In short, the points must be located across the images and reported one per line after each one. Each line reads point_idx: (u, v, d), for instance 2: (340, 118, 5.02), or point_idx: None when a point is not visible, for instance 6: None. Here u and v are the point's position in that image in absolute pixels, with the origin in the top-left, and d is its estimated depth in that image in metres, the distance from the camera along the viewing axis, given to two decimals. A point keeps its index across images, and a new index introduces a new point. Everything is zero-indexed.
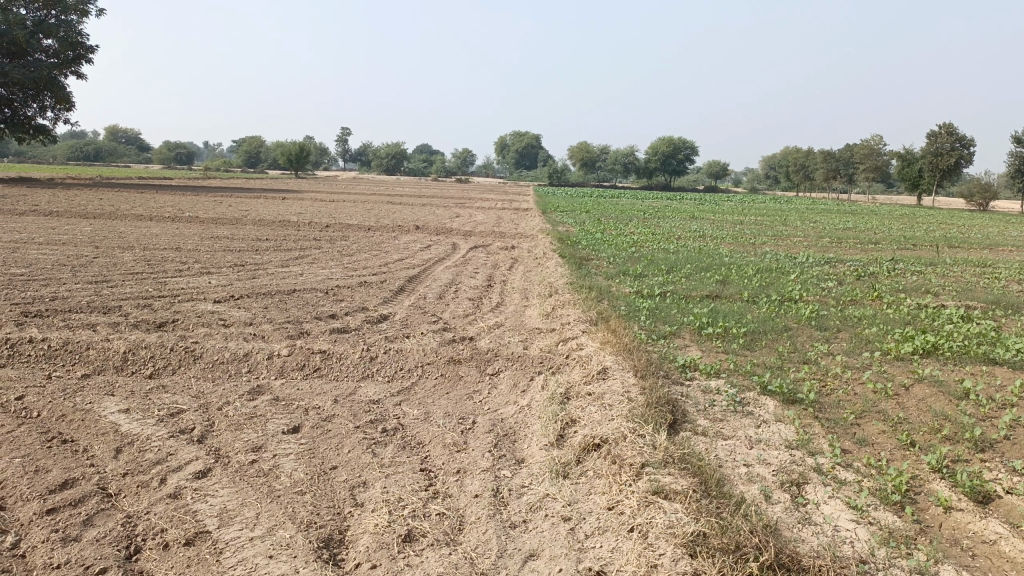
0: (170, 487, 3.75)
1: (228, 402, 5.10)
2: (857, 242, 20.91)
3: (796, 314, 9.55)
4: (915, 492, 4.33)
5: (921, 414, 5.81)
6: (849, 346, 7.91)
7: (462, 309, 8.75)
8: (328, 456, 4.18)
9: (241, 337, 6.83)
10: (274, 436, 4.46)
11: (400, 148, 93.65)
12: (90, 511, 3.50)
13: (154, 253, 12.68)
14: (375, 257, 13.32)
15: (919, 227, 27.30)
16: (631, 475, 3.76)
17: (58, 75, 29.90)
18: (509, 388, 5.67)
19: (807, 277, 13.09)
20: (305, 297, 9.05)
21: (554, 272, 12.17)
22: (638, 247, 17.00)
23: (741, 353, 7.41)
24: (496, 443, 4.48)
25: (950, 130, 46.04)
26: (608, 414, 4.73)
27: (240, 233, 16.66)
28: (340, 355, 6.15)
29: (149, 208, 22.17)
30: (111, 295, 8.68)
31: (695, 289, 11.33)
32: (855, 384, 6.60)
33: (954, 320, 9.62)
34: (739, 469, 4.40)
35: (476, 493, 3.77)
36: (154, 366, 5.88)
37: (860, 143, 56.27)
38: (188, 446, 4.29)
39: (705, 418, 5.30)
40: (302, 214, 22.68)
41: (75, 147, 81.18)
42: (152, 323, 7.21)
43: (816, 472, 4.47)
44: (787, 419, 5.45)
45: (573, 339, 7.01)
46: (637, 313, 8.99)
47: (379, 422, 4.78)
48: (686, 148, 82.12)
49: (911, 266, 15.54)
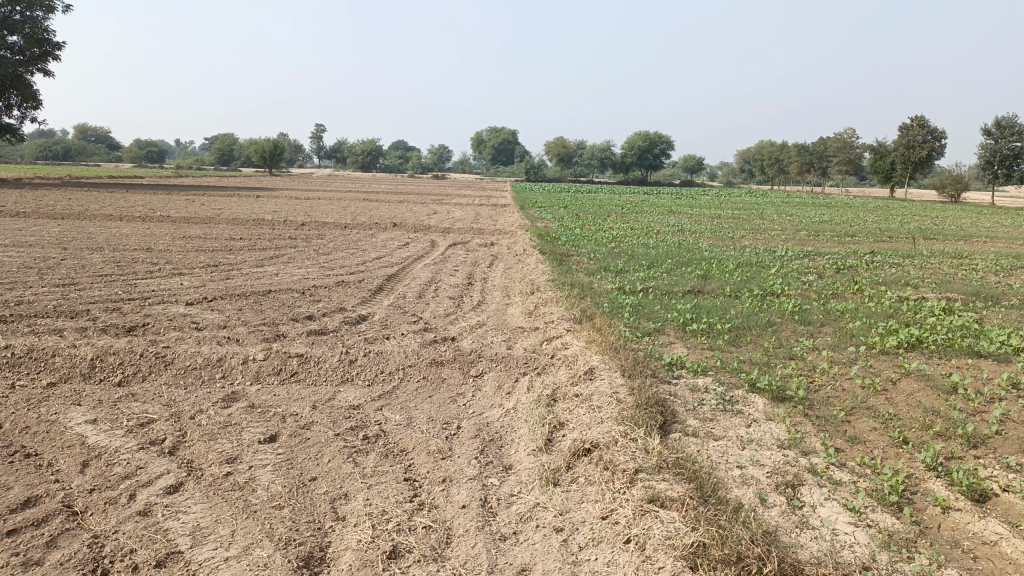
0: (140, 503, 3.55)
1: (201, 411, 4.88)
2: (834, 234, 20.97)
3: (779, 309, 9.48)
4: (912, 492, 4.23)
5: (911, 409, 5.74)
6: (834, 341, 7.85)
7: (443, 309, 8.57)
8: (308, 467, 3.99)
9: (214, 341, 6.61)
10: (250, 446, 4.26)
11: (375, 145, 93.04)
12: (54, 532, 3.29)
13: (124, 254, 12.36)
14: (353, 256, 13.09)
15: (893, 220, 27.45)
16: (624, 482, 3.62)
17: (24, 73, 29.26)
18: (494, 391, 5.51)
19: (788, 271, 13.06)
20: (281, 298, 8.82)
21: (535, 269, 12.02)
22: (618, 242, 16.91)
23: (727, 349, 7.31)
24: (482, 449, 4.32)
25: (921, 122, 46.53)
26: (597, 417, 4.59)
27: (213, 232, 16.33)
28: (319, 359, 5.96)
29: (119, 208, 21.70)
30: (79, 299, 8.40)
31: (677, 284, 11.24)
32: (843, 379, 6.52)
33: (936, 312, 9.60)
34: (733, 471, 4.28)
35: (463, 503, 3.61)
36: (123, 373, 5.65)
37: (834, 136, 56.73)
38: (158, 458, 4.08)
39: (695, 418, 5.18)
40: (277, 212, 22.33)
41: (43, 146, 79.78)
42: (122, 328, 6.97)
43: (810, 473, 4.37)
44: (779, 418, 5.34)
45: (557, 338, 6.87)
46: (621, 309, 8.87)
47: (359, 429, 4.59)
48: (662, 142, 82.36)
49: (889, 258, 15.58)
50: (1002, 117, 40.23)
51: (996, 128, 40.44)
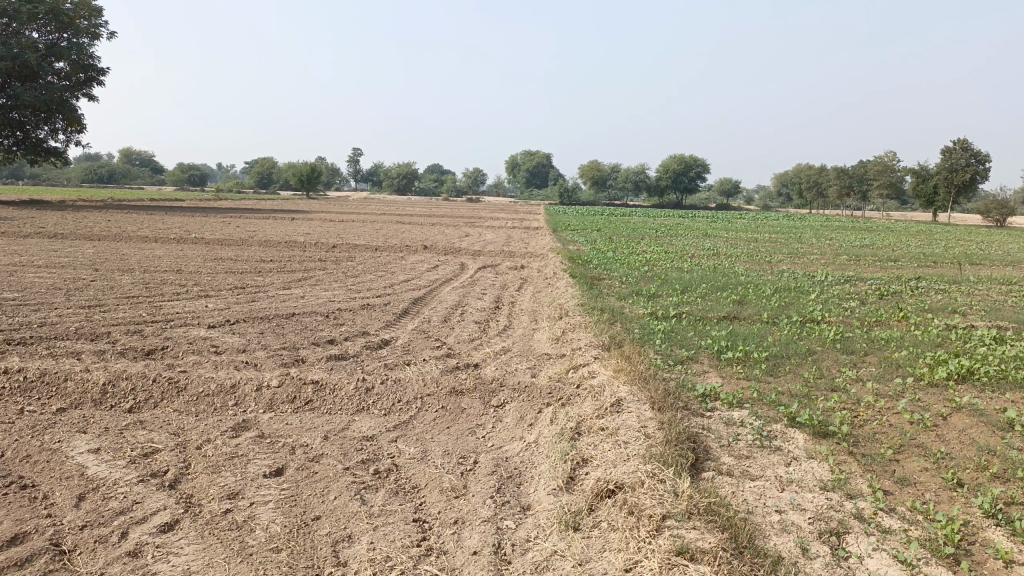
0: (131, 543, 3.33)
1: (208, 440, 4.67)
2: (875, 259, 20.37)
3: (820, 336, 9.07)
4: (970, 542, 3.83)
5: (964, 448, 5.32)
6: (879, 372, 7.43)
7: (467, 334, 8.32)
8: (312, 504, 3.75)
9: (231, 365, 6.43)
10: (254, 480, 4.03)
11: (411, 168, 93.82)
12: (37, 573, 3.08)
13: (153, 276, 12.35)
14: (381, 279, 12.93)
15: (937, 244, 26.62)
16: (650, 530, 3.31)
17: (69, 98, 29.92)
18: (515, 423, 5.23)
19: (828, 297, 12.60)
20: (304, 322, 8.65)
21: (565, 293, 11.73)
22: (650, 266, 16.56)
23: (764, 379, 6.94)
24: (499, 488, 4.04)
25: (964, 145, 45.48)
26: (623, 455, 4.28)
27: (244, 254, 16.34)
28: (335, 386, 5.73)
29: (156, 230, 21.90)
30: (102, 321, 8.31)
31: (712, 309, 10.86)
32: (890, 414, 6.12)
33: (987, 341, 9.10)
34: (771, 516, 3.95)
35: (474, 549, 3.34)
36: (135, 399, 5.48)
37: (873, 160, 55.74)
38: (156, 493, 3.86)
39: (729, 455, 4.85)
40: (309, 234, 22.36)
41: (89, 170, 81.82)
42: (140, 351, 6.83)
43: (856, 519, 4.01)
44: (821, 457, 4.97)
45: (584, 366, 6.57)
46: (652, 336, 8.53)
47: (371, 463, 4.34)
48: (698, 166, 81.86)
49: (934, 284, 15.01)
50: None
51: None
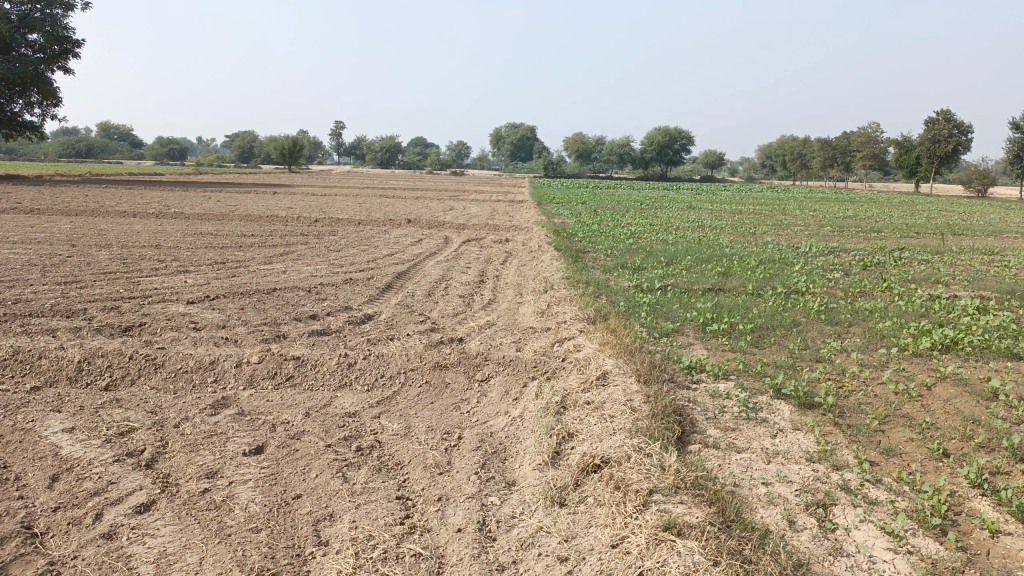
0: (105, 525, 3.25)
1: (186, 418, 4.58)
2: (859, 230, 20.43)
3: (804, 308, 9.05)
4: (957, 513, 3.82)
5: (949, 418, 5.31)
6: (863, 342, 7.43)
7: (451, 308, 8.23)
8: (292, 483, 3.67)
9: (211, 342, 6.31)
10: (233, 459, 3.95)
11: (394, 142, 92.99)
12: (7, 558, 2.99)
13: (132, 251, 12.14)
14: (364, 253, 12.79)
15: (920, 215, 26.71)
16: (637, 505, 3.26)
17: (44, 71, 29.29)
18: (500, 397, 5.17)
19: (813, 268, 12.59)
20: (285, 297, 8.53)
21: (550, 266, 11.64)
22: (635, 238, 16.50)
23: (749, 351, 6.92)
24: (483, 463, 3.98)
25: (947, 116, 45.54)
26: (609, 429, 4.23)
27: (225, 229, 16.11)
28: (316, 362, 5.64)
29: (135, 205, 21.54)
30: (79, 297, 8.16)
31: (697, 281, 10.83)
32: (875, 384, 6.12)
33: (970, 311, 9.12)
34: (758, 489, 3.91)
35: (458, 526, 3.28)
36: (111, 377, 5.37)
37: (857, 131, 55.78)
38: (132, 473, 3.77)
39: (715, 427, 4.81)
40: (291, 209, 22.10)
41: (67, 144, 80.59)
42: (117, 328, 6.70)
43: (843, 491, 3.99)
44: (807, 428, 4.95)
45: (569, 339, 6.51)
46: (637, 308, 8.49)
47: (353, 440, 4.26)
48: (682, 137, 81.71)
49: (917, 254, 15.06)
50: None
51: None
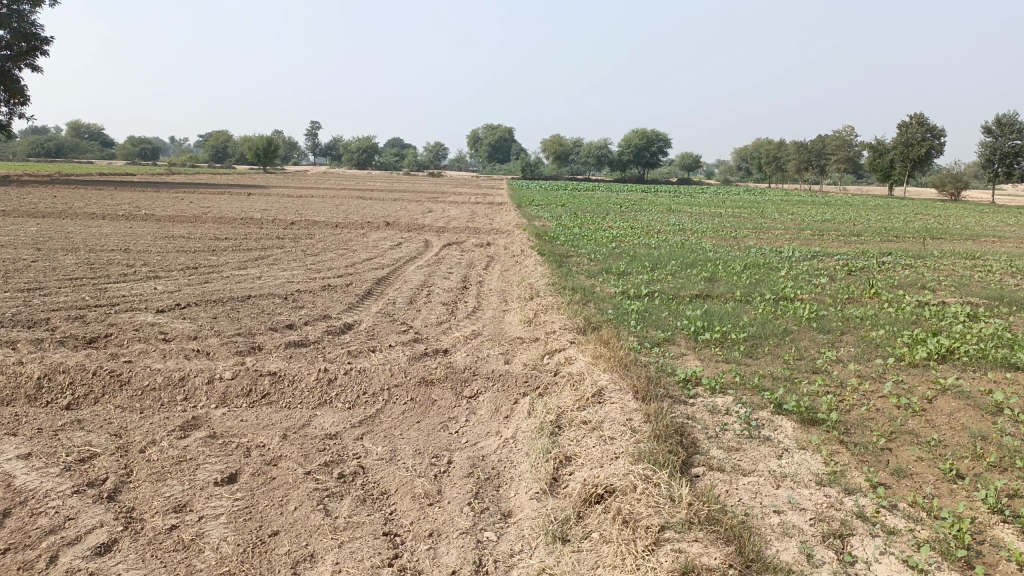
0: (61, 570, 2.92)
1: (153, 442, 4.24)
2: (840, 234, 20.37)
3: (795, 315, 8.85)
4: (980, 543, 3.59)
5: (956, 435, 5.10)
6: (858, 352, 7.23)
7: (435, 316, 7.93)
8: (269, 518, 3.36)
9: (181, 355, 5.97)
10: (204, 489, 3.62)
11: (371, 142, 92.30)
12: None
13: (99, 255, 11.69)
14: (342, 257, 12.42)
15: (898, 218, 26.80)
16: (648, 544, 3.00)
17: (11, 68, 28.50)
18: (490, 415, 4.89)
19: (799, 273, 12.42)
20: (261, 305, 8.18)
21: (534, 271, 11.37)
22: (618, 242, 16.27)
23: (744, 362, 6.70)
24: (477, 492, 3.70)
25: (921, 119, 45.88)
26: (610, 452, 3.98)
27: (197, 232, 15.64)
28: (294, 377, 5.31)
29: (105, 206, 20.94)
30: (41, 305, 7.74)
31: (683, 287, 10.62)
32: (876, 398, 5.90)
33: (962, 319, 8.97)
34: (770, 519, 3.67)
35: (452, 569, 3.00)
36: (72, 394, 5.01)
37: (832, 134, 56.13)
38: (91, 507, 3.43)
39: (718, 448, 4.57)
40: (267, 211, 21.59)
41: (36, 143, 78.94)
42: (81, 340, 6.33)
43: (859, 519, 3.75)
44: (812, 448, 4.72)
45: (560, 351, 6.23)
46: (626, 317, 8.24)
47: (335, 465, 3.96)
48: (660, 140, 81.89)
49: (901, 259, 14.97)
50: (1003, 115, 39.58)
51: (996, 126, 39.92)
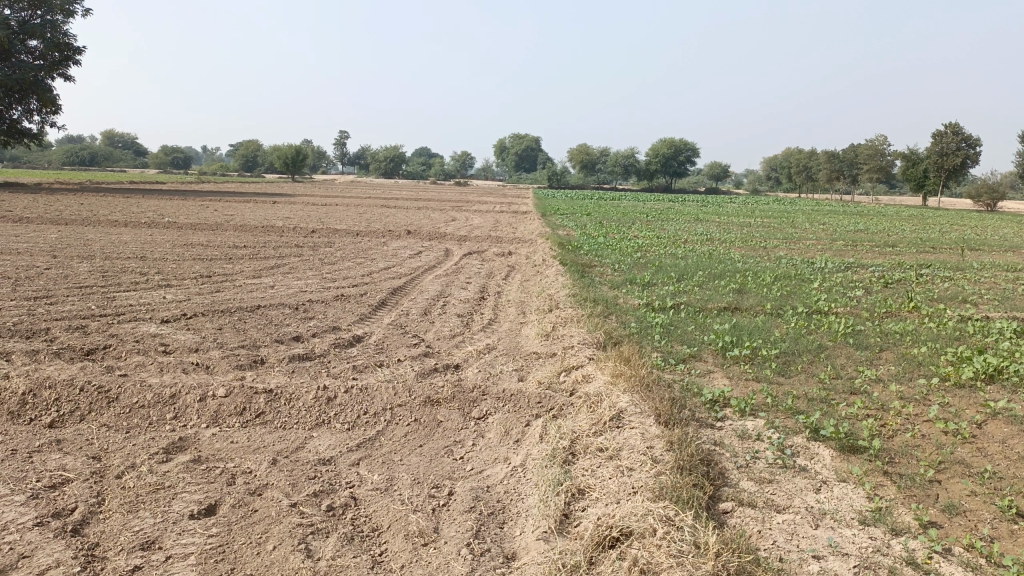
0: None
1: (132, 467, 3.92)
2: (874, 245, 19.70)
3: (829, 330, 8.35)
4: None
5: (1011, 465, 4.60)
6: (899, 371, 6.73)
7: (448, 329, 7.57)
8: (243, 559, 3.01)
9: (179, 368, 5.67)
10: (177, 523, 3.29)
11: (399, 151, 92.64)
12: None
13: (114, 263, 11.51)
14: (359, 267, 12.12)
15: (935, 228, 26.03)
16: None
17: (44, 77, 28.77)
18: (500, 439, 4.52)
19: (833, 285, 11.89)
20: (270, 315, 7.89)
21: (555, 282, 10.99)
22: (643, 252, 15.82)
23: (776, 381, 6.25)
24: (477, 531, 3.33)
25: (956, 129, 44.77)
26: (627, 487, 3.59)
27: (216, 240, 15.44)
28: (290, 395, 4.97)
29: (129, 214, 20.92)
30: (44, 314, 7.51)
31: (711, 300, 10.16)
32: (921, 422, 5.41)
33: (1008, 335, 8.41)
34: (808, 567, 3.26)
35: None
36: (57, 412, 4.72)
37: (864, 144, 55.06)
38: (52, 542, 3.11)
39: (748, 480, 4.15)
40: (289, 219, 21.46)
41: (71, 153, 80.26)
42: (78, 352, 6.07)
43: (909, 566, 3.31)
44: (853, 480, 4.28)
45: (577, 369, 5.84)
46: (650, 331, 7.81)
47: (324, 496, 3.61)
48: (688, 150, 81.13)
49: (939, 271, 14.35)
50: None
51: None
